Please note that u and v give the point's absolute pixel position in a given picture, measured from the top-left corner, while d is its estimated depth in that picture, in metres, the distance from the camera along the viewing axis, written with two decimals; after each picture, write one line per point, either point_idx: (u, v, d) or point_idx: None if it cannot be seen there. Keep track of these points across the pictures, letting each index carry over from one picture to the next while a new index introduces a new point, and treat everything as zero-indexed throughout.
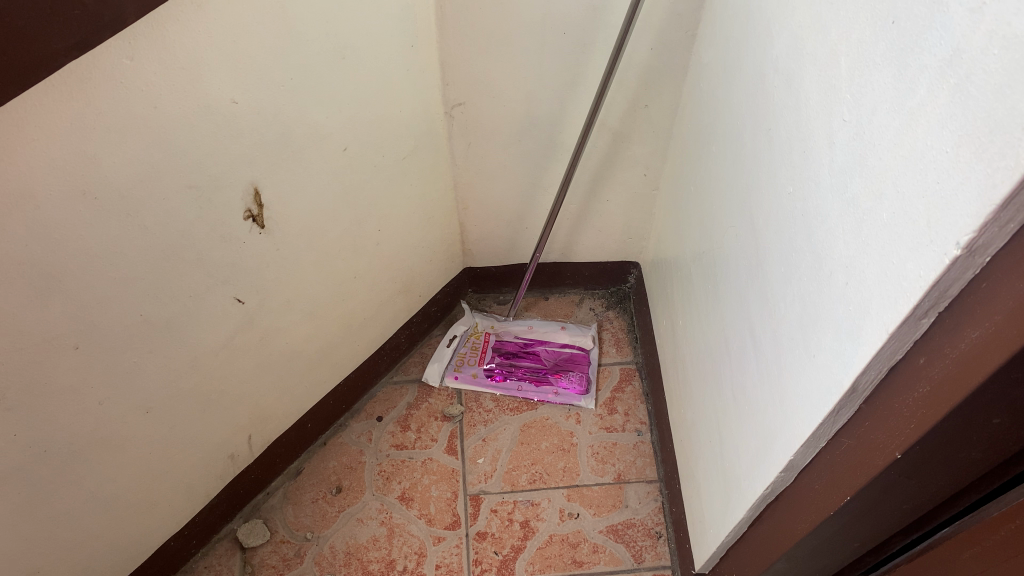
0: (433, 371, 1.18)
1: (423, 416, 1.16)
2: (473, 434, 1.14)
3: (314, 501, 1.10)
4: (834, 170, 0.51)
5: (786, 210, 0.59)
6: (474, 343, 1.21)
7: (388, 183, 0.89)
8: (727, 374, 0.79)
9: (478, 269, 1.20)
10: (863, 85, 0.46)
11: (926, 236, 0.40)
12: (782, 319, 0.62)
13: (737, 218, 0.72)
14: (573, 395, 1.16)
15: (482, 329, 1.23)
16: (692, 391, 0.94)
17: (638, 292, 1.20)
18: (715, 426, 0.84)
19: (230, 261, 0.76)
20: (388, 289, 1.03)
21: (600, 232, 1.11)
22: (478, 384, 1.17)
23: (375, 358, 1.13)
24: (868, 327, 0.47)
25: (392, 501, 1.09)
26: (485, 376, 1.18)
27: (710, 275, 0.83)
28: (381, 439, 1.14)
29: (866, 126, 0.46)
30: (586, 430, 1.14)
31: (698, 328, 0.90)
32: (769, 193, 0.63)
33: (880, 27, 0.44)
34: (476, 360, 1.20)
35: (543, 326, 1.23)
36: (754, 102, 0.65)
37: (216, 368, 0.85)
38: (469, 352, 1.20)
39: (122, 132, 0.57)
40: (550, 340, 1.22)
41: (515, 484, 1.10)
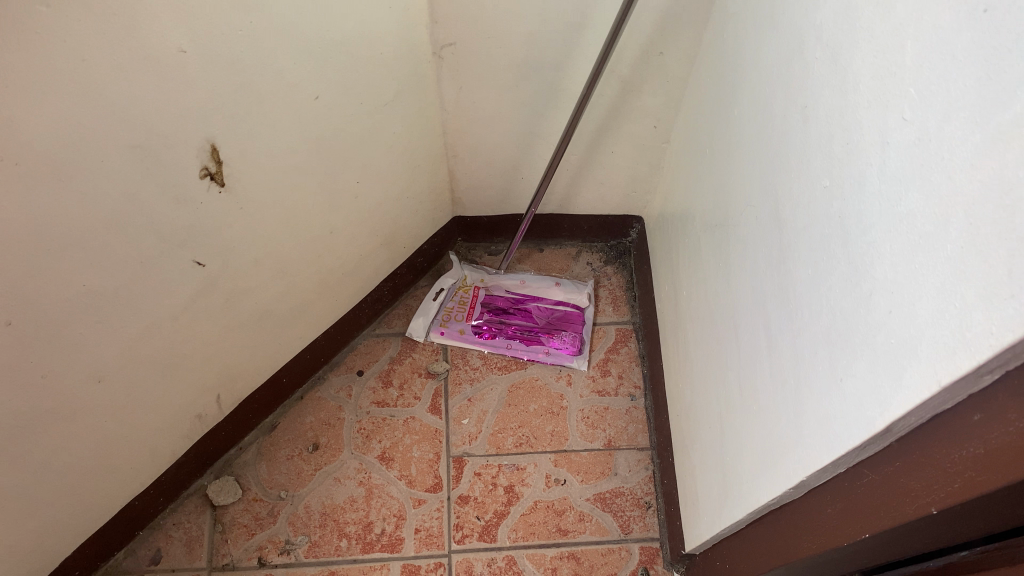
0: (418, 325, 1.11)
1: (407, 372, 1.09)
2: (458, 393, 1.08)
3: (289, 458, 1.05)
4: (887, 175, 0.43)
5: (821, 207, 0.52)
6: (462, 297, 1.14)
7: (366, 132, 0.81)
8: (735, 364, 0.73)
9: (468, 218, 1.12)
10: (935, 82, 0.38)
11: (994, 286, 0.33)
12: (808, 326, 0.55)
13: (759, 200, 0.64)
14: (564, 356, 1.10)
15: (472, 281, 1.15)
16: (694, 367, 0.88)
17: (639, 248, 1.12)
18: (718, 413, 0.79)
19: (186, 222, 0.68)
20: (368, 242, 0.95)
21: (601, 184, 1.03)
22: (465, 341, 1.11)
23: (356, 311, 1.06)
24: (916, 368, 0.41)
25: (371, 460, 1.04)
26: (473, 333, 1.11)
27: (721, 250, 0.75)
28: (362, 395, 1.08)
29: (933, 134, 0.38)
30: (578, 393, 1.08)
31: (705, 303, 0.83)
32: (800, 181, 0.55)
33: (964, 14, 0.36)
34: (464, 316, 1.12)
35: (536, 281, 1.15)
36: (790, 72, 0.57)
37: (176, 332, 0.78)
38: (457, 307, 1.13)
39: (44, 89, 0.49)
40: (543, 297, 1.14)
41: (501, 447, 1.05)
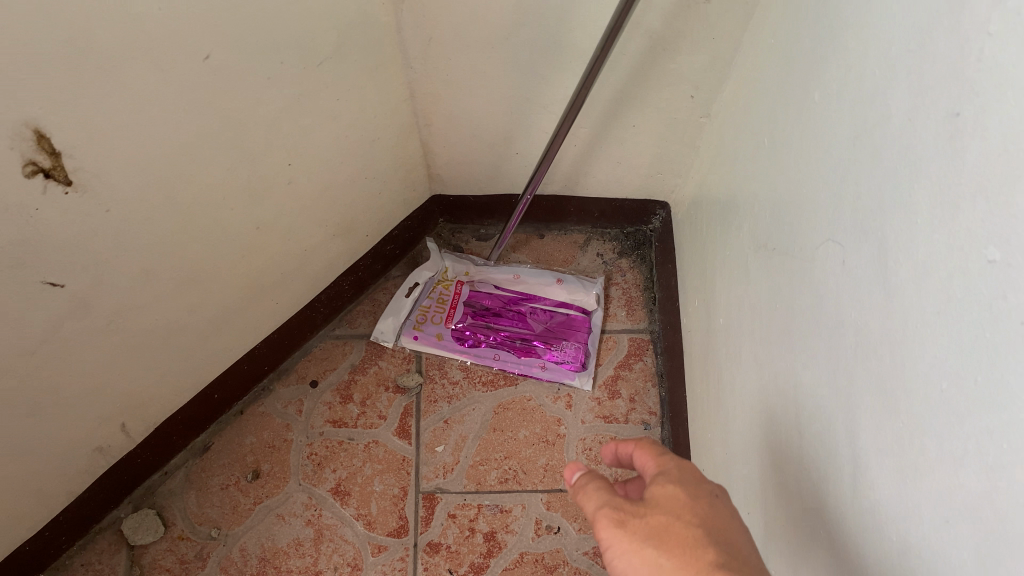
0: (386, 329, 0.91)
1: (370, 385, 0.90)
2: (433, 414, 0.88)
3: (224, 488, 0.86)
4: None
5: (978, 292, 0.30)
6: (442, 293, 0.93)
7: (292, 99, 0.59)
8: (779, 440, 0.52)
9: (450, 197, 0.90)
10: None
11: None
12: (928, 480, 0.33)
13: (848, 238, 0.42)
14: (565, 372, 0.89)
15: (454, 274, 0.94)
16: (721, 414, 0.67)
17: (662, 241, 0.90)
18: (748, 490, 0.58)
19: (17, 238, 0.47)
20: (313, 233, 0.74)
21: (618, 163, 0.81)
22: (443, 350, 0.90)
23: (306, 312, 0.85)
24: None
25: (323, 494, 0.86)
26: (453, 340, 0.91)
27: (772, 284, 0.54)
28: (315, 412, 0.88)
29: None
30: (579, 418, 0.88)
31: (743, 337, 0.61)
32: (944, 223, 0.33)
33: None
34: (443, 318, 0.92)
35: (533, 275, 0.94)
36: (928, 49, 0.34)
37: (38, 368, 0.58)
38: (435, 306, 0.92)
39: None
40: (541, 297, 0.93)
41: (482, 483, 0.85)
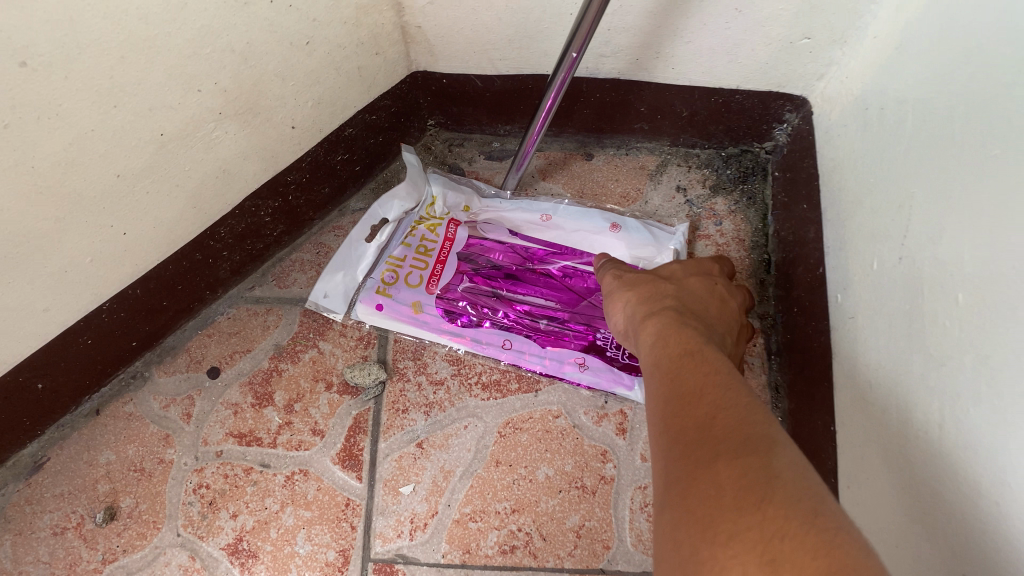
0: (333, 290, 0.58)
1: (303, 380, 0.56)
2: (400, 431, 0.55)
3: (57, 534, 0.52)
4: None
5: None
6: (426, 238, 0.60)
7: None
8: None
9: (442, 82, 0.56)
10: None
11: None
12: None
13: None
14: (613, 375, 0.55)
15: (447, 210, 0.61)
16: (945, 478, 0.32)
17: (790, 164, 0.54)
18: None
19: None
20: (173, 101, 0.40)
21: (734, 12, 0.45)
22: (421, 328, 0.57)
23: (197, 256, 0.52)
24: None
25: (212, 555, 0.52)
26: (439, 316, 0.57)
27: None
28: (212, 418, 0.56)
29: None
30: (635, 451, 0.54)
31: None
32: None
33: None
34: (425, 277, 0.59)
35: (570, 218, 0.60)
36: None
37: None
38: (413, 258, 0.59)
39: None
40: (581, 250, 0.59)
41: (472, 552, 0.51)
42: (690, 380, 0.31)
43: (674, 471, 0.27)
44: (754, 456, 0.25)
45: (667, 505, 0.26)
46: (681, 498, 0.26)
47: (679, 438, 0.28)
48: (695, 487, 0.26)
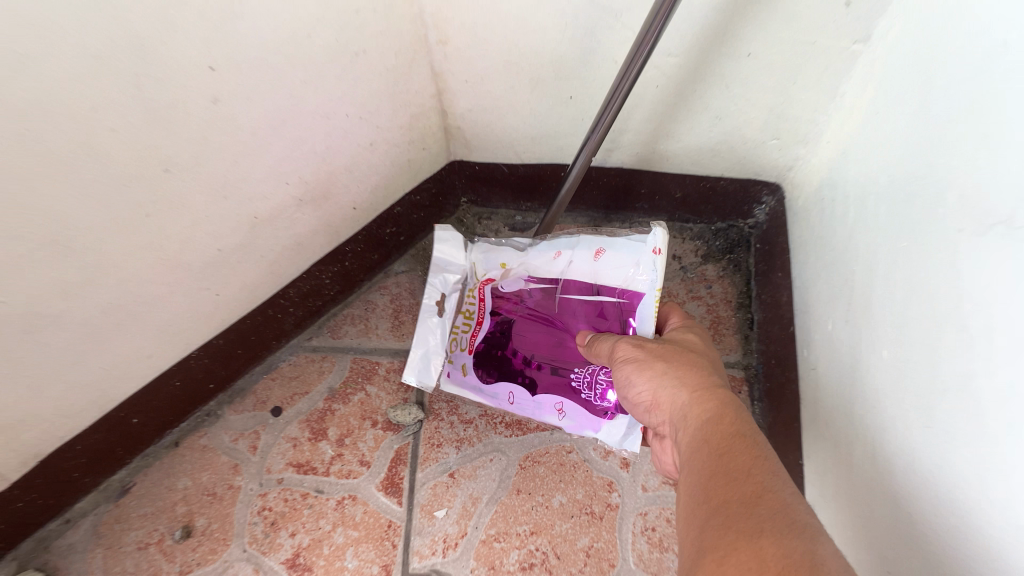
0: (410, 364, 0.65)
1: (352, 418, 0.66)
2: (435, 462, 0.64)
3: (141, 548, 0.61)
4: None
5: None
6: (471, 302, 0.64)
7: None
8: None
9: (474, 167, 0.67)
10: None
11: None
12: None
13: None
14: (591, 417, 0.57)
15: (486, 271, 0.62)
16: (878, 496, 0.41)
17: (768, 239, 0.64)
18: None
19: None
20: (267, 192, 0.51)
21: (715, 119, 0.56)
22: (472, 391, 0.62)
23: (270, 314, 0.63)
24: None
25: (273, 568, 0.60)
26: (473, 379, 0.62)
27: None
28: (274, 450, 0.65)
29: None
30: (637, 483, 0.63)
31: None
32: None
33: None
34: (466, 342, 0.63)
35: (561, 242, 0.58)
36: None
37: None
38: (463, 324, 0.64)
39: None
40: (573, 282, 0.57)
41: (496, 569, 0.60)
42: (716, 444, 0.37)
43: (699, 527, 0.33)
44: (761, 506, 0.32)
45: (699, 559, 0.31)
46: (701, 552, 0.31)
47: (704, 503, 0.34)
48: (715, 539, 0.31)
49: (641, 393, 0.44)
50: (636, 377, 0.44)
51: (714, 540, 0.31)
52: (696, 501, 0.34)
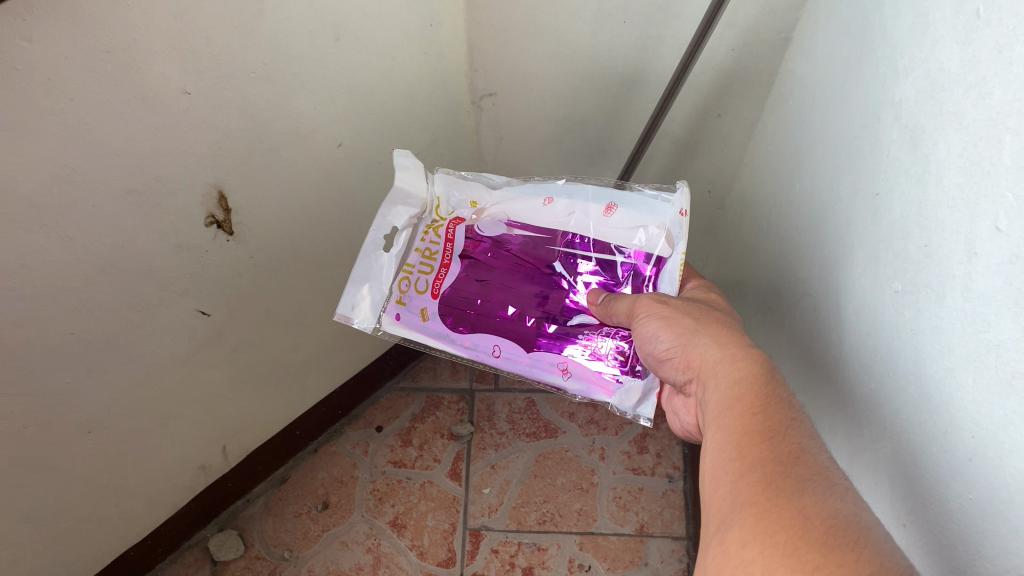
0: (361, 303, 0.60)
1: (428, 432, 1.04)
2: (481, 459, 1.01)
3: (297, 515, 0.98)
4: None
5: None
6: (430, 241, 0.61)
7: (390, 163, 0.75)
8: (986, 309, 0.34)
9: None
10: None
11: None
12: None
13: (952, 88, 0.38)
14: (596, 377, 0.57)
15: (452, 209, 0.62)
16: None
17: None
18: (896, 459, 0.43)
19: (187, 271, 0.63)
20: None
21: None
22: (432, 334, 0.59)
23: (378, 364, 1.01)
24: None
25: (383, 526, 0.97)
26: (439, 321, 0.59)
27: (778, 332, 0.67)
28: (378, 453, 1.02)
29: None
30: (611, 469, 1.00)
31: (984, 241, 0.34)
32: None
33: None
34: (430, 283, 0.60)
35: (567, 203, 0.59)
36: None
37: (179, 382, 0.73)
38: (420, 264, 0.61)
39: (25, 128, 0.44)
40: (577, 237, 0.59)
41: (522, 523, 0.97)
42: (749, 426, 0.43)
43: (729, 475, 0.41)
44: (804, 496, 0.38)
45: (739, 513, 0.39)
46: (732, 481, 0.41)
47: (735, 460, 0.42)
48: (748, 493, 0.39)
49: (658, 345, 0.52)
50: (659, 333, 0.52)
51: (751, 497, 0.39)
52: (720, 444, 0.44)
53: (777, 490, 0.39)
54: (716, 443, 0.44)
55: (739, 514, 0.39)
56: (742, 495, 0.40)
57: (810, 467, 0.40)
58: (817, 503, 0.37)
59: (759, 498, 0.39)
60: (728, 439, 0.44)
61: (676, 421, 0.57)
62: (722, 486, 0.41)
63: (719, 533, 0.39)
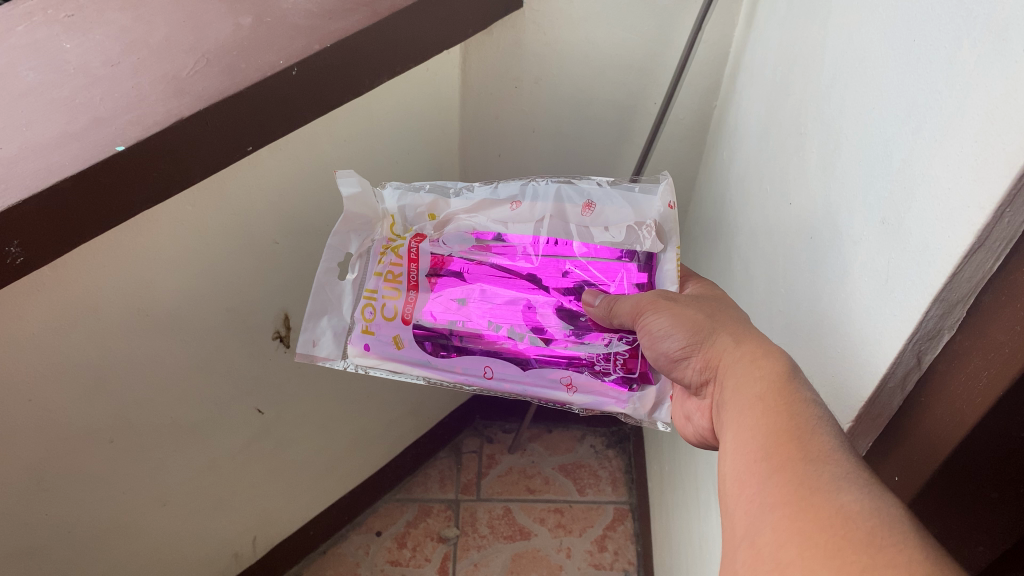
0: (319, 337, 0.67)
1: (420, 535, 1.21)
2: (466, 558, 1.19)
3: None
4: (908, 49, 0.39)
5: (845, 125, 0.46)
6: (392, 263, 0.66)
7: None
8: (874, 256, 0.41)
9: (487, 396, 1.32)
10: (925, 22, 0.37)
11: (907, 215, 0.38)
12: (867, 220, 0.42)
13: (788, 132, 0.56)
14: (601, 388, 0.63)
15: (409, 225, 0.69)
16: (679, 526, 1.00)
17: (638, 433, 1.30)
18: None
19: (254, 375, 0.85)
20: (391, 405, 1.12)
21: None
22: (405, 360, 0.65)
23: (380, 474, 1.22)
24: (827, 386, 0.47)
25: None
26: (424, 348, 0.65)
27: None
28: (378, 553, 1.19)
29: (919, 66, 0.37)
30: (576, 564, 1.18)
31: (825, 262, 0.48)
32: (884, 36, 0.41)
33: (911, 29, 0.39)
34: (398, 308, 0.65)
35: (540, 207, 0.66)
36: (812, 32, 0.52)
37: (232, 469, 0.92)
38: (385, 288, 0.66)
39: (180, 263, 0.67)
40: (559, 241, 0.66)
41: None
42: (772, 426, 0.45)
43: (755, 477, 0.44)
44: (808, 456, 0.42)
45: (767, 498, 0.42)
46: (758, 483, 0.43)
47: (760, 462, 0.44)
48: (777, 493, 0.41)
49: (671, 344, 0.57)
50: (671, 331, 0.57)
51: (779, 496, 0.41)
52: (742, 445, 0.46)
53: (803, 488, 0.40)
54: (737, 445, 0.47)
55: (769, 515, 0.41)
56: (771, 495, 0.42)
57: (838, 464, 0.41)
58: (851, 500, 0.38)
59: (787, 497, 0.41)
60: (749, 443, 0.46)
61: (686, 427, 0.62)
62: (747, 484, 0.44)
63: (749, 533, 0.42)
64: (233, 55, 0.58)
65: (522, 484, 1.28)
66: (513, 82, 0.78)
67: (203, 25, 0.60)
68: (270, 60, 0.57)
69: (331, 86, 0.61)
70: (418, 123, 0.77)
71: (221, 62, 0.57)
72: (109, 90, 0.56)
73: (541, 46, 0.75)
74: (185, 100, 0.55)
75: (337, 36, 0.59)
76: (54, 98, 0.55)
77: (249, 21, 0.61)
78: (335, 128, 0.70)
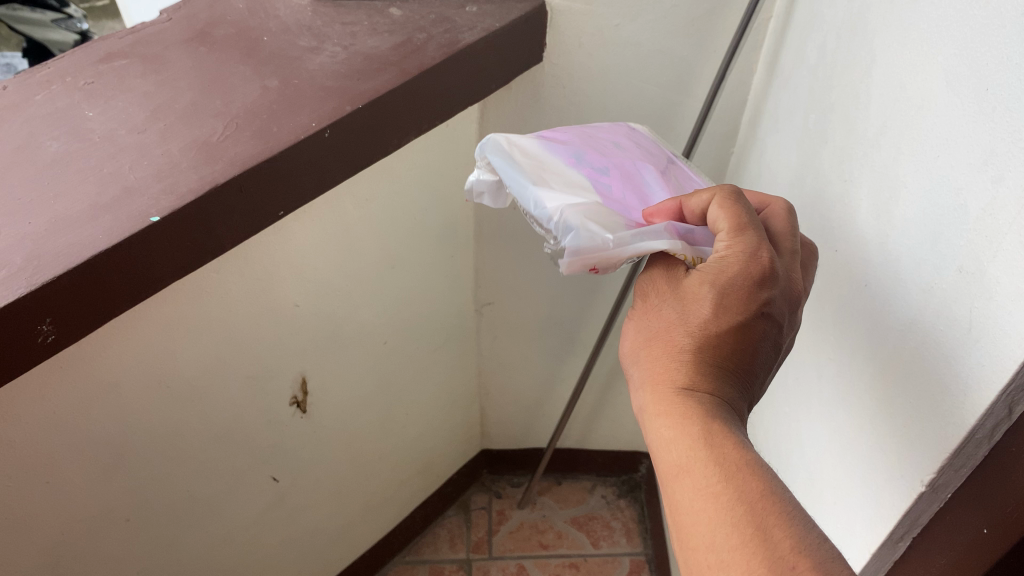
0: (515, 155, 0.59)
1: None
2: None
3: None
4: (979, 98, 0.38)
5: (903, 172, 0.46)
6: None
7: (417, 360, 0.96)
8: (950, 306, 0.41)
9: (494, 450, 1.30)
10: (998, 71, 0.37)
11: (992, 263, 0.37)
12: (939, 267, 0.42)
13: (829, 178, 0.56)
14: None
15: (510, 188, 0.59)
16: None
17: (650, 481, 1.28)
18: (815, 487, 0.59)
19: (271, 442, 0.82)
20: (402, 465, 1.09)
21: None
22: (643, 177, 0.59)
23: (390, 537, 1.18)
24: (896, 437, 0.47)
25: None
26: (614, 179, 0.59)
27: None
28: None
29: (995, 115, 0.37)
30: None
31: (885, 309, 0.48)
32: (949, 82, 0.41)
33: (982, 78, 0.38)
34: None
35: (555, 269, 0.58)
36: (852, 80, 0.53)
37: (245, 542, 0.89)
38: None
39: (201, 331, 0.65)
40: None
41: None
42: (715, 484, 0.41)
43: (707, 545, 0.40)
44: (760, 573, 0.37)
45: None
46: (714, 555, 0.39)
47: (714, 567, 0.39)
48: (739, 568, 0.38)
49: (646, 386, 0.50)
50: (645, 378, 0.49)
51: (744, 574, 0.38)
52: (680, 504, 0.42)
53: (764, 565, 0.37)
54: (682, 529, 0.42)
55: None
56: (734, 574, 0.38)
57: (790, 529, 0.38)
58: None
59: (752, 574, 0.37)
60: (692, 501, 0.42)
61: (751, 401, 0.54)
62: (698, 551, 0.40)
63: None
64: (263, 119, 0.57)
65: (535, 539, 1.26)
66: (531, 135, 0.78)
67: (229, 88, 0.59)
68: (302, 122, 0.56)
69: (361, 148, 0.60)
70: (437, 178, 0.76)
71: (253, 126, 0.56)
72: (137, 159, 0.54)
73: (560, 98, 0.75)
74: (218, 166, 0.53)
75: (368, 96, 0.58)
76: (81, 168, 0.53)
77: (276, 83, 0.60)
78: (358, 189, 0.69)
